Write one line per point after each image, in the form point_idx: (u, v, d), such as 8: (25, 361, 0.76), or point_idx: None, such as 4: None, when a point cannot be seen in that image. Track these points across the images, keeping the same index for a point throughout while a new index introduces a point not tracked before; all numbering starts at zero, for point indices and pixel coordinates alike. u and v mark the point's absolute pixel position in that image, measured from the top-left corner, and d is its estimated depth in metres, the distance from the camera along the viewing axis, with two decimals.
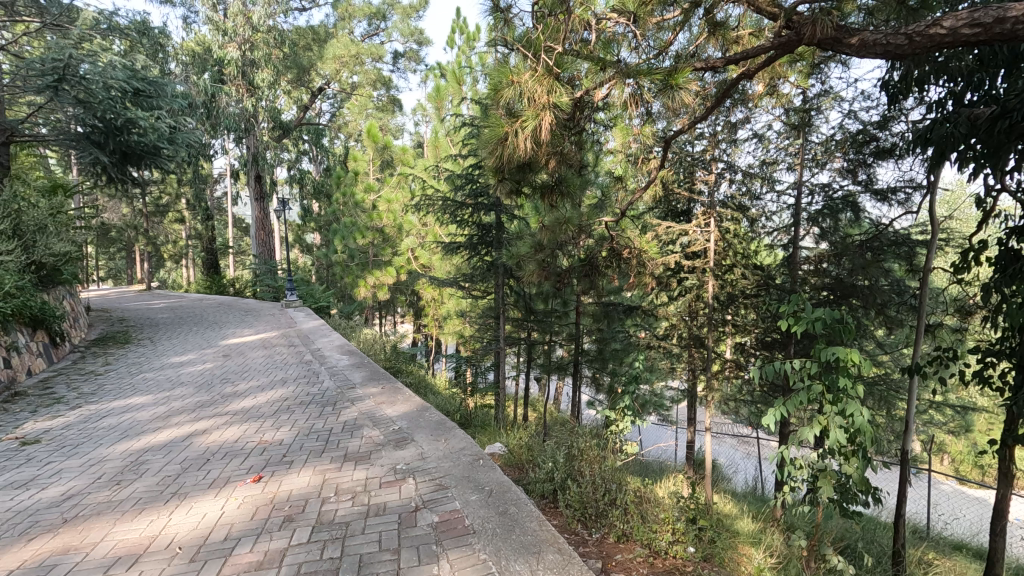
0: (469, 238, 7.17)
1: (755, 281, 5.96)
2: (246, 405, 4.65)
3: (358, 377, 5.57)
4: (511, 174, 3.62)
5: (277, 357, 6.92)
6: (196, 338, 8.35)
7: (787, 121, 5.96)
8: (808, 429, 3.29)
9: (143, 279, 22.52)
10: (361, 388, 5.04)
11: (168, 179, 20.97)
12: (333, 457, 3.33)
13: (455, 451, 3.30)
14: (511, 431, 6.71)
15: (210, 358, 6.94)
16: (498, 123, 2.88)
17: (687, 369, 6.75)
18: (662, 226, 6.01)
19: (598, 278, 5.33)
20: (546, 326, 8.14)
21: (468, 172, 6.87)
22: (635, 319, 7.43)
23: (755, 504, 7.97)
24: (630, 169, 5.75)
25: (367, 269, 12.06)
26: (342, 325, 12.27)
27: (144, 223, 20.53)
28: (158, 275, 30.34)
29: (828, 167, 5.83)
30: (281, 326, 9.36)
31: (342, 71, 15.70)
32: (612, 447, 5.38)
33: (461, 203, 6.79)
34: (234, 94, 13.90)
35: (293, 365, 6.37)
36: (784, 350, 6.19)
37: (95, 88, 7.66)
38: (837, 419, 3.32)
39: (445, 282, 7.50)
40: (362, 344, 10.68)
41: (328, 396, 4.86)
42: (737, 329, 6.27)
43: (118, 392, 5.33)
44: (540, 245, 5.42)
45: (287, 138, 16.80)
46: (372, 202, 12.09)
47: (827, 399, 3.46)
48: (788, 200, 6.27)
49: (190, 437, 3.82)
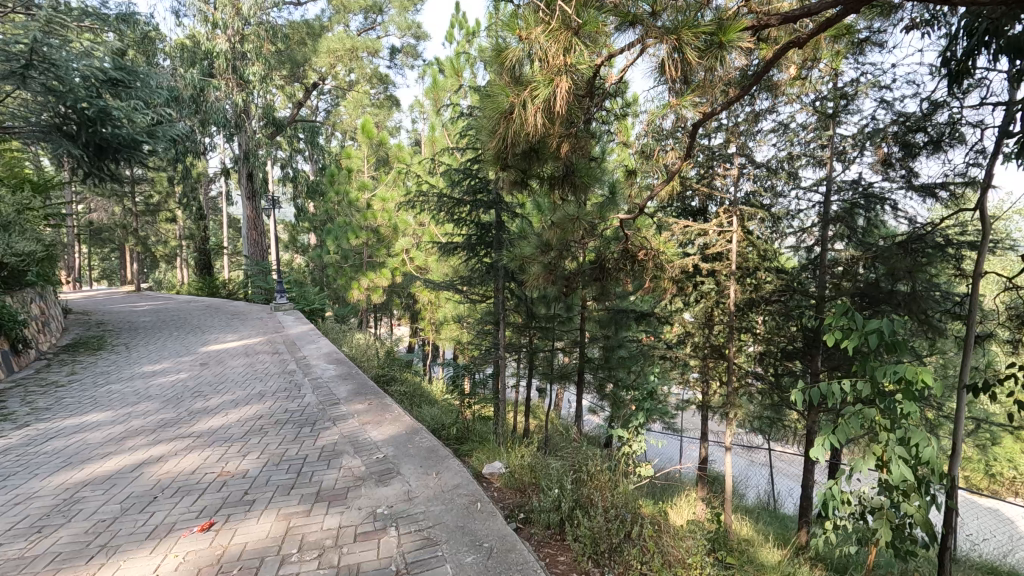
0: (467, 238, 6.62)
1: (779, 286, 5.42)
2: (213, 425, 4.11)
3: (343, 391, 5.03)
4: (517, 159, 3.11)
5: (258, 366, 6.38)
6: (174, 344, 7.82)
7: (814, 113, 5.46)
8: (866, 465, 2.75)
9: (133, 279, 21.88)
10: (345, 405, 4.51)
11: (159, 178, 20.44)
12: (303, 496, 2.81)
13: (448, 489, 2.79)
14: (512, 448, 6.18)
15: (185, 368, 6.39)
16: (502, 93, 2.36)
17: (703, 381, 6.21)
18: (678, 225, 5.46)
19: (608, 283, 4.80)
20: (549, 332, 7.61)
21: (466, 166, 6.34)
22: (645, 325, 6.91)
23: (774, 526, 7.43)
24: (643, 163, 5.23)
25: (360, 271, 11.56)
26: (334, 329, 11.72)
27: (134, 223, 19.98)
28: (152, 276, 29.82)
29: (860, 162, 5.34)
30: (267, 331, 8.83)
31: (337, 67, 15.19)
32: (623, 468, 4.87)
33: (458, 200, 6.27)
34: (223, 89, 13.37)
35: (275, 376, 5.83)
36: (811, 362, 5.65)
37: (65, 75, 7.15)
38: (898, 449, 2.63)
39: (441, 285, 6.96)
40: (354, 350, 10.16)
41: (307, 414, 4.33)
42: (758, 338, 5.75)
43: (75, 407, 4.80)
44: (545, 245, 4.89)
45: (281, 135, 16.31)
46: (366, 201, 11.58)
47: (883, 426, 2.80)
48: (814, 197, 5.75)
49: (138, 468, 3.28)
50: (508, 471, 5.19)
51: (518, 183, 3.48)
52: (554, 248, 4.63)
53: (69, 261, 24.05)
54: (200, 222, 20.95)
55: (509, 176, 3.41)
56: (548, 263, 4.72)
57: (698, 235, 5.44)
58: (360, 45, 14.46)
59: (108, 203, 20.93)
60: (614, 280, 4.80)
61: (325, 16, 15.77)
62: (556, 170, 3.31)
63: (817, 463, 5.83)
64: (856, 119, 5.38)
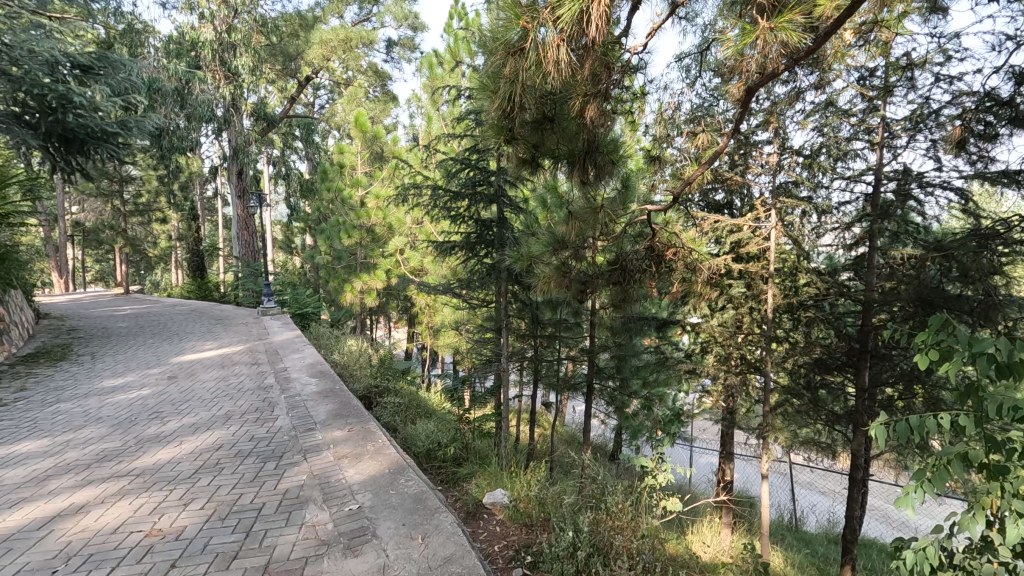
0: (466, 236, 5.93)
1: (825, 291, 4.72)
2: (160, 460, 3.43)
3: (323, 412, 4.36)
4: (531, 127, 2.46)
5: (231, 381, 5.69)
6: (146, 353, 7.14)
7: (861, 92, 4.77)
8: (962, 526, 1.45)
9: (123, 282, 21.17)
10: (321, 432, 3.82)
11: (150, 177, 19.82)
12: (247, 572, 2.14)
13: (436, 567, 2.11)
14: (517, 473, 5.46)
15: (151, 382, 5.72)
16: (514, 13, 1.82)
17: (731, 395, 5.54)
18: (707, 220, 4.79)
19: (630, 288, 4.13)
20: (557, 340, 6.91)
21: (464, 157, 5.65)
22: (664, 333, 6.23)
23: (805, 556, 6.73)
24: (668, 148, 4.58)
25: (354, 273, 10.91)
26: (326, 335, 11.06)
27: (124, 224, 19.31)
28: (147, 278, 29.26)
29: (917, 147, 4.65)
30: (250, 338, 8.15)
31: (331, 60, 14.52)
32: (646, 502, 4.19)
33: (455, 194, 5.60)
34: (211, 82, 12.69)
35: (248, 393, 5.15)
36: (857, 376, 4.96)
37: (20, 56, 6.49)
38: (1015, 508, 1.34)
39: (437, 289, 6.30)
40: (347, 357, 9.49)
41: (276, 444, 3.66)
42: (795, 348, 5.07)
43: (10, 433, 4.12)
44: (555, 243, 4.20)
45: (272, 131, 15.65)
46: (361, 199, 10.91)
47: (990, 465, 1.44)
48: (861, 187, 5.06)
49: (47, 525, 2.60)
50: (513, 504, 4.48)
51: (530, 164, 2.82)
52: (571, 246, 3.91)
53: (59, 262, 23.46)
54: (193, 222, 20.30)
55: (518, 154, 2.74)
56: (564, 264, 3.99)
57: (731, 234, 4.72)
58: (355, 37, 13.78)
59: (99, 203, 20.32)
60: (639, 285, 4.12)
61: (318, 8, 15.12)
62: (578, 150, 2.61)
63: (864, 490, 5.11)
64: (910, 98, 4.69)
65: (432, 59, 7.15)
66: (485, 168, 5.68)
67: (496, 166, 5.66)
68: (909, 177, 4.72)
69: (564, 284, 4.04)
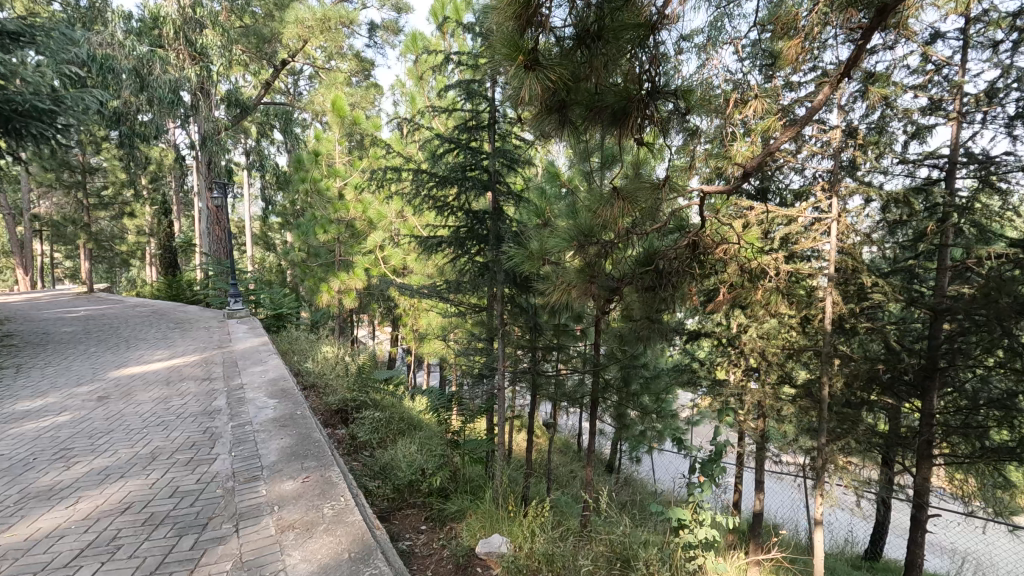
0: (454, 231, 5.04)
1: (893, 299, 3.91)
2: (36, 532, 2.50)
3: (277, 450, 3.46)
4: (572, 48, 1.78)
5: (173, 403, 4.74)
6: (80, 366, 6.11)
7: (930, 56, 3.97)
8: None
9: (85, 279, 19.81)
10: (266, 483, 2.94)
11: (114, 168, 18.56)
12: None
13: None
14: (516, 513, 4.59)
15: (74, 405, 4.73)
16: None
17: (766, 419, 4.74)
18: (750, 210, 3.94)
19: (666, 296, 3.28)
20: (558, 349, 6.06)
21: (452, 136, 4.75)
22: (684, 343, 5.40)
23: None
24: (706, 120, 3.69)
25: (332, 271, 10.03)
26: (301, 340, 10.10)
27: (86, 218, 18.05)
28: (118, 275, 27.95)
29: (1001, 125, 3.89)
30: (208, 346, 7.17)
31: (308, 42, 13.46)
32: (682, 562, 3.36)
33: (441, 179, 4.71)
34: (174, 61, 11.61)
35: (188, 421, 4.20)
36: (923, 398, 4.28)
37: None
38: None
39: (421, 292, 5.40)
40: (322, 366, 8.57)
41: (204, 506, 2.76)
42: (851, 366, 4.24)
43: None
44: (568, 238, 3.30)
45: (244, 120, 14.60)
46: (339, 189, 9.97)
47: None
48: (928, 172, 4.26)
49: None
50: (516, 562, 3.62)
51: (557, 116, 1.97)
52: (599, 240, 3.05)
53: (18, 257, 22.05)
54: (163, 216, 19.09)
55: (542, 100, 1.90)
56: (589, 263, 3.12)
57: (782, 231, 3.94)
58: (333, 16, 12.55)
59: (58, 195, 18.96)
60: (685, 292, 3.34)
61: None
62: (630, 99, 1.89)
63: (926, 532, 4.33)
64: (990, 62, 3.91)
65: (416, 40, 6.07)
66: (476, 149, 4.79)
67: (490, 147, 4.78)
68: (987, 160, 3.95)
69: (590, 289, 3.17)
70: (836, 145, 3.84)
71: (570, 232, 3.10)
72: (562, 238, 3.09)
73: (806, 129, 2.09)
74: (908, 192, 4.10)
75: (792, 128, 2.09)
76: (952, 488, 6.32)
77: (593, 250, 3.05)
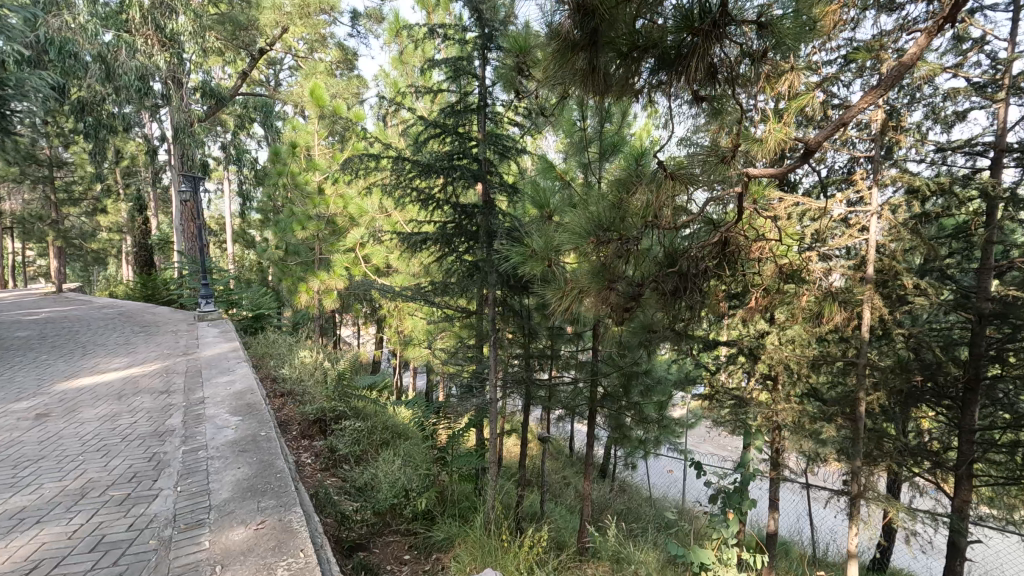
0: (441, 227, 4.51)
1: (936, 303, 3.48)
2: None
3: (230, 484, 2.94)
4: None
5: (120, 422, 4.17)
6: (24, 377, 5.48)
7: (972, 30, 3.55)
8: None
9: (54, 277, 18.94)
10: (210, 533, 2.42)
11: (83, 161, 17.66)
12: None
13: None
14: (510, 542, 4.10)
15: (5, 425, 4.13)
16: None
17: (787, 434, 4.28)
18: (779, 203, 3.45)
19: (691, 304, 2.80)
20: (553, 356, 5.60)
21: (437, 120, 4.23)
22: (692, 350, 4.95)
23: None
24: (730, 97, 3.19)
25: (311, 270, 9.49)
26: (278, 342, 9.52)
27: (53, 213, 17.14)
28: (88, 274, 26.91)
29: None
30: (172, 352, 6.57)
31: (286, 30, 12.77)
32: None
33: (427, 168, 4.18)
34: (141, 47, 10.94)
35: (134, 445, 3.65)
36: (962, 412, 3.89)
37: None
38: None
39: (404, 295, 4.87)
40: (299, 371, 8.00)
41: (130, 566, 2.24)
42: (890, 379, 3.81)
43: None
44: (575, 232, 2.81)
45: (219, 111, 13.90)
46: (318, 184, 9.41)
47: None
48: (968, 159, 3.83)
49: None
50: None
51: (589, 54, 1.79)
52: (621, 234, 2.59)
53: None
54: (136, 213, 18.28)
55: (570, 30, 1.69)
56: (607, 264, 2.64)
57: (817, 226, 3.46)
58: (313, 3, 11.90)
59: (23, 189, 18.00)
60: (712, 297, 2.91)
61: None
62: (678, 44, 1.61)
63: (965, 560, 3.91)
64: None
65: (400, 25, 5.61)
66: (465, 135, 4.28)
67: (481, 133, 4.29)
68: None
69: (606, 295, 2.71)
70: (878, 126, 3.39)
71: (584, 225, 2.62)
72: (575, 233, 2.62)
73: (890, 91, 1.59)
74: (950, 180, 3.65)
75: (874, 91, 1.62)
76: (974, 502, 5.93)
77: (613, 248, 2.57)
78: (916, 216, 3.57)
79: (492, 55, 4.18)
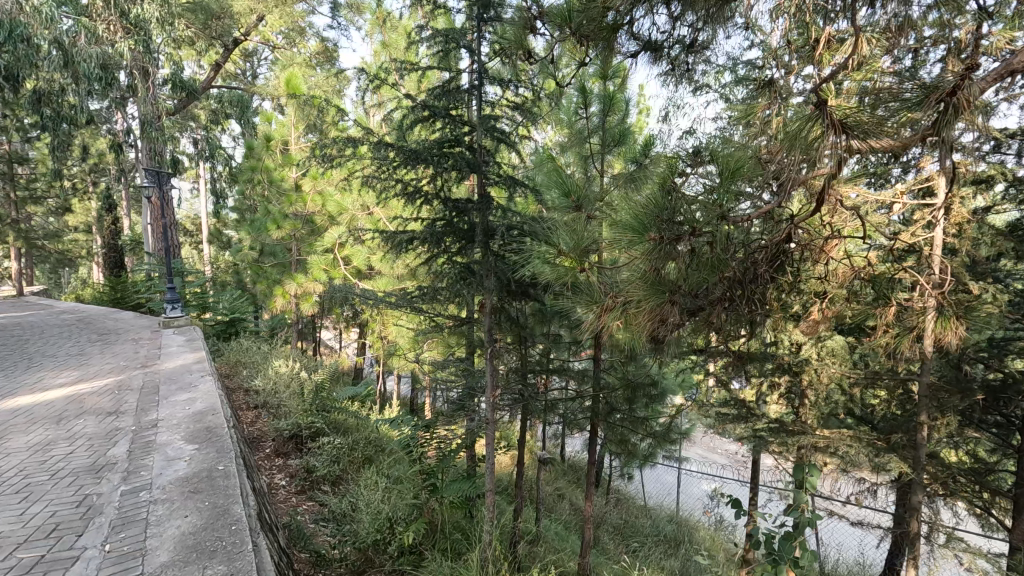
0: (431, 225, 3.96)
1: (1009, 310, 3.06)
2: None
3: (169, 543, 2.36)
4: None
5: (54, 452, 3.56)
6: None
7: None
8: None
9: (14, 279, 17.87)
10: None
11: (42, 156, 16.65)
12: None
13: None
14: None
15: None
16: None
17: (822, 455, 3.83)
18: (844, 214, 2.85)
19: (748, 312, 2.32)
20: (554, 368, 5.11)
21: (427, 101, 3.68)
22: (709, 360, 4.48)
23: None
24: (779, 70, 2.67)
25: (287, 273, 8.93)
26: (251, 349, 8.88)
27: (11, 211, 16.12)
28: (50, 276, 25.64)
29: None
30: (129, 365, 5.90)
31: (261, 18, 12.01)
32: None
33: (416, 156, 3.62)
34: (102, 34, 10.12)
35: (63, 485, 3.05)
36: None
37: None
38: None
39: (389, 301, 4.31)
40: (275, 381, 7.40)
41: None
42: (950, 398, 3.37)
43: None
44: (620, 221, 2.26)
45: (191, 105, 13.10)
46: (295, 180, 8.78)
47: None
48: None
49: None
50: None
51: None
52: (696, 228, 2.10)
53: None
54: (103, 211, 17.29)
55: None
56: (667, 266, 2.17)
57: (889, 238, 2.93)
58: None
59: None
60: (769, 302, 2.53)
61: None
62: None
63: None
64: None
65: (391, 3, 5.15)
66: (459, 120, 3.75)
67: (475, 118, 3.76)
68: None
69: (663, 309, 2.26)
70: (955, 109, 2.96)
71: (641, 218, 2.11)
72: (633, 229, 2.12)
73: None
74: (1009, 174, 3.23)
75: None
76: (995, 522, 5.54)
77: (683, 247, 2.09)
78: (975, 215, 3.13)
79: (489, 29, 3.66)
